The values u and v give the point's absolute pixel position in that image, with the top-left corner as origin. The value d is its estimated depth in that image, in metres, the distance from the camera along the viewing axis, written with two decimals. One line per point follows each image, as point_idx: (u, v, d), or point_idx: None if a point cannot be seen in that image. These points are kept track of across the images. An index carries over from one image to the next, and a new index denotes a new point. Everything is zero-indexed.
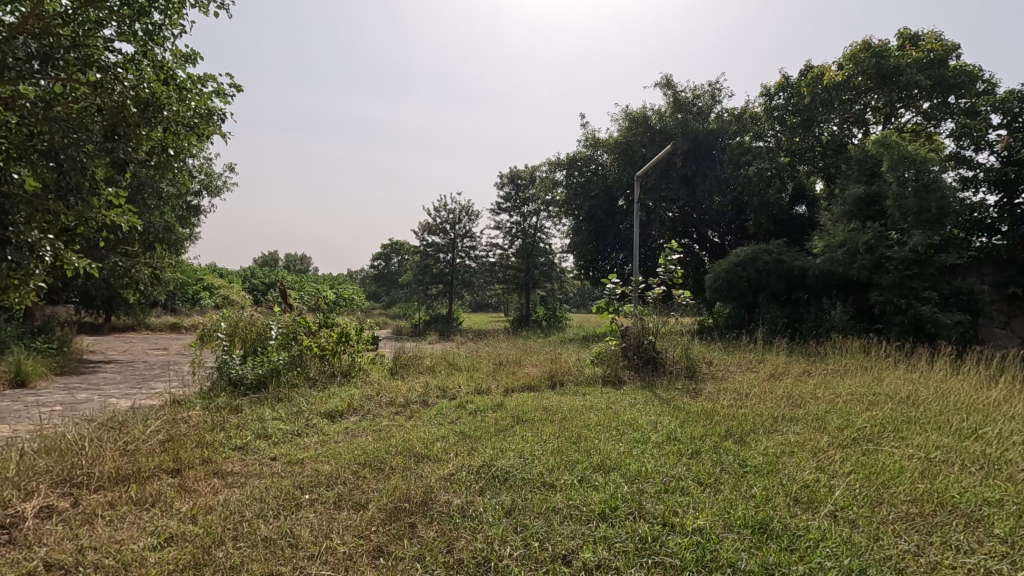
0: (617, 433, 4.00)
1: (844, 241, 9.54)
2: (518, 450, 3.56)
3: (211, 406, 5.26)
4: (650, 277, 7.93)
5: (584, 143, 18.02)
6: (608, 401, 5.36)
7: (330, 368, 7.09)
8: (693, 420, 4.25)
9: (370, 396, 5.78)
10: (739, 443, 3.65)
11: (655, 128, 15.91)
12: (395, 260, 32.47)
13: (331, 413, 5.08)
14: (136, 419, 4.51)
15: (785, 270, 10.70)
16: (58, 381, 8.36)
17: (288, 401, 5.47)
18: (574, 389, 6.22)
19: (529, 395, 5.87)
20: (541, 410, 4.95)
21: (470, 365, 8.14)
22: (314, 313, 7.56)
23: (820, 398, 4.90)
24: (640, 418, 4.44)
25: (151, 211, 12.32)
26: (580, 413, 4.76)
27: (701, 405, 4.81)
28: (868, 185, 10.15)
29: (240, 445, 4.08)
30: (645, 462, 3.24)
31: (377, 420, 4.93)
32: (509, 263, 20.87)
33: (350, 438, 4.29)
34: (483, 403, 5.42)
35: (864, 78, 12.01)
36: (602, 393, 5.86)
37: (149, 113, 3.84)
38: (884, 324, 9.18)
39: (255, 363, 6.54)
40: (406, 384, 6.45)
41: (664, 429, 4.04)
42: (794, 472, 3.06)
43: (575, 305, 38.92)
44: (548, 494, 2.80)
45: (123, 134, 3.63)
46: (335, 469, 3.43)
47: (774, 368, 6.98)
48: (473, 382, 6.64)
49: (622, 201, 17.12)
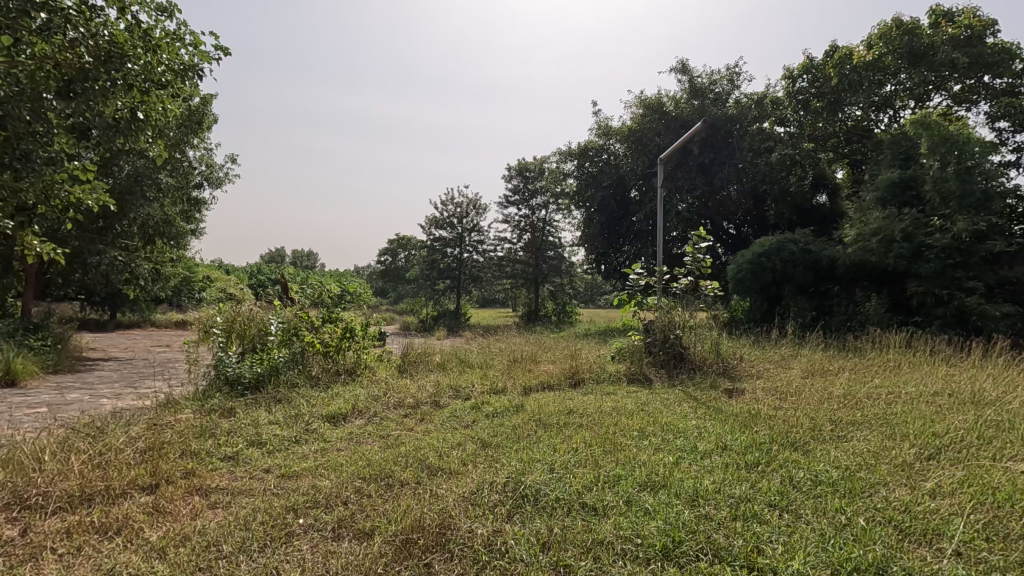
0: (658, 440, 3.49)
1: (879, 229, 8.94)
2: (547, 463, 3.06)
3: (204, 408, 4.80)
4: (675, 268, 7.39)
5: (595, 131, 17.43)
6: (639, 402, 4.87)
7: (335, 366, 6.61)
8: (742, 426, 3.75)
9: (375, 397, 5.28)
10: (804, 453, 3.14)
11: (671, 115, 15.35)
12: (402, 256, 32.04)
13: (333, 416, 4.60)
14: (115, 422, 4.04)
15: (812, 260, 10.13)
16: (51, 380, 7.93)
17: (286, 404, 4.99)
18: (599, 389, 5.71)
19: (550, 395, 5.37)
20: (565, 413, 4.45)
21: (483, 362, 7.64)
22: (318, 308, 7.10)
23: (877, 399, 4.39)
24: (680, 423, 3.93)
25: (148, 202, 11.86)
26: (611, 417, 4.25)
27: (746, 407, 4.31)
28: (903, 170, 9.55)
29: (230, 454, 3.60)
30: (703, 479, 2.74)
31: (384, 424, 4.46)
32: (518, 257, 20.36)
33: (353, 447, 3.80)
34: (500, 405, 4.92)
35: (895, 57, 11.37)
36: (632, 394, 5.35)
37: (112, 66, 3.45)
38: (924, 317, 8.59)
39: (252, 360, 6.07)
40: (415, 383, 5.99)
41: (711, 436, 3.53)
42: (884, 490, 2.55)
43: (586, 301, 38.27)
44: (593, 522, 2.30)
45: (82, 90, 3.31)
46: (336, 485, 2.94)
47: (811, 365, 6.45)
48: (487, 380, 6.14)
49: (636, 191, 16.55)
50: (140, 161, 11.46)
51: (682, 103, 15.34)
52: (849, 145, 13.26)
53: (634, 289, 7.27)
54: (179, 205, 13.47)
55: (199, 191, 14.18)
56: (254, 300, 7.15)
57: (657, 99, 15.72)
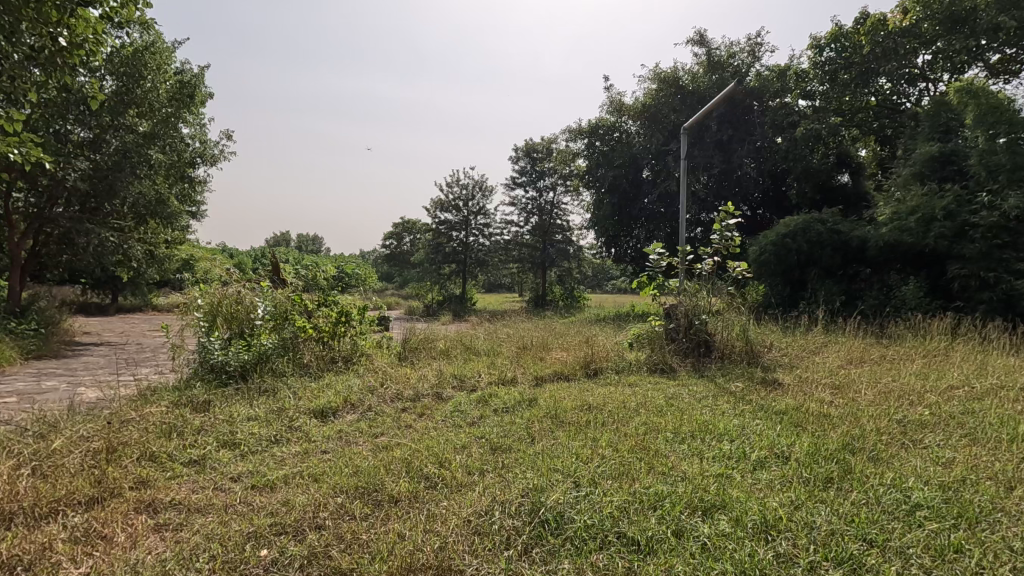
0: (700, 446, 2.95)
1: (917, 207, 8.30)
2: (569, 476, 2.54)
3: (180, 400, 4.30)
4: (699, 247, 6.78)
5: (607, 108, 16.69)
6: (667, 396, 4.32)
7: (331, 352, 6.09)
8: (796, 427, 3.21)
9: (369, 388, 4.73)
10: (881, 462, 2.60)
11: (687, 90, 14.62)
12: (407, 240, 31.46)
13: (321, 411, 4.06)
14: (69, 417, 3.53)
15: (840, 240, 9.49)
16: (33, 367, 7.47)
17: (271, 395, 4.48)
18: (619, 380, 5.17)
19: (564, 387, 4.83)
20: (584, 409, 3.91)
21: (490, 349, 7.10)
22: (312, 292, 6.60)
23: (942, 396, 3.83)
24: (720, 423, 3.38)
25: (138, 179, 11.35)
26: (638, 414, 3.70)
27: (793, 403, 3.77)
28: (943, 143, 8.88)
29: (196, 458, 3.07)
30: (770, 500, 2.19)
31: (379, 421, 3.93)
32: (524, 241, 19.79)
33: (340, 449, 3.30)
34: (509, 398, 4.37)
35: (932, 23, 10.65)
36: (657, 386, 4.81)
37: None
38: (966, 302, 7.96)
39: (237, 347, 5.56)
40: (416, 372, 5.45)
41: (761, 439, 2.99)
42: (1003, 518, 2.02)
43: (593, 286, 37.61)
44: (639, 565, 1.79)
45: None
46: (313, 501, 2.42)
47: (848, 354, 5.90)
48: (495, 370, 5.60)
49: (648, 172, 15.85)
50: (127, 135, 10.93)
51: (699, 78, 14.59)
52: (878, 120, 12.49)
53: (655, 270, 6.71)
54: (173, 184, 12.94)
55: (195, 169, 13.62)
56: (242, 281, 6.59)
57: (673, 74, 14.98)
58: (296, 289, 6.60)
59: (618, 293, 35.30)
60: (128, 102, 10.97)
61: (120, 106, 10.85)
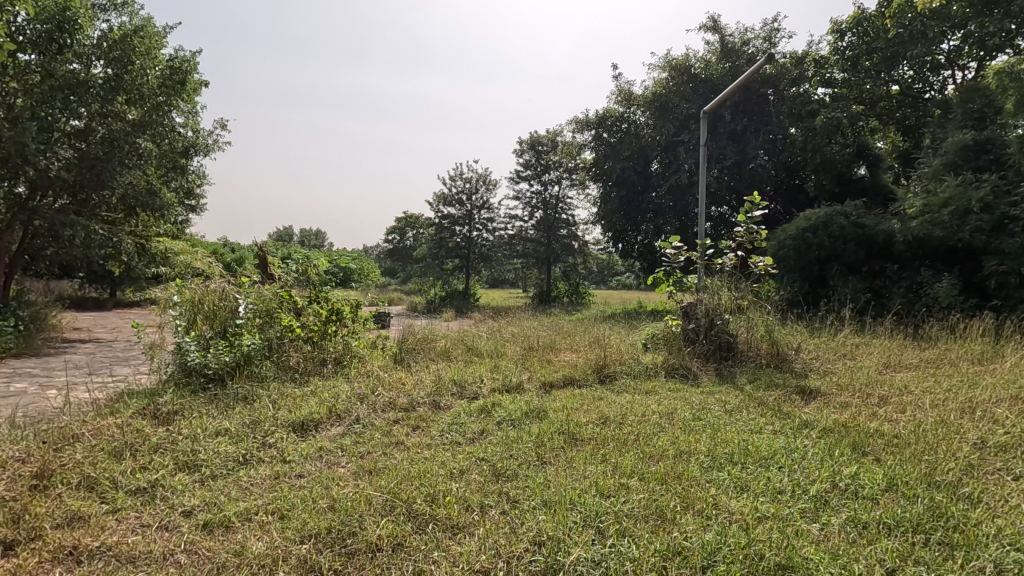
0: (746, 477, 2.48)
1: (950, 199, 7.76)
2: (593, 522, 2.08)
3: (145, 409, 3.84)
4: (721, 240, 6.26)
5: (615, 98, 16.15)
6: (692, 408, 3.83)
7: (321, 354, 5.61)
8: (854, 451, 2.73)
9: (358, 396, 4.23)
10: (971, 504, 2.13)
11: (699, 78, 14.07)
12: (410, 236, 30.92)
13: (301, 424, 3.58)
14: (5, 432, 3.05)
15: (865, 235, 8.93)
16: (7, 367, 7.02)
17: (247, 405, 4.01)
18: (635, 387, 4.68)
19: (577, 396, 4.34)
20: (601, 425, 3.43)
21: (493, 350, 6.62)
22: (303, 289, 6.15)
23: (1013, 411, 3.33)
24: (762, 444, 2.91)
25: (128, 169, 10.92)
26: (665, 432, 3.23)
27: (841, 421, 3.29)
28: (977, 131, 8.32)
29: (144, 486, 2.60)
30: (849, 564, 1.73)
31: (366, 435, 3.48)
32: (529, 236, 19.29)
33: (317, 473, 2.84)
34: (515, 408, 3.90)
35: (962, 5, 10.04)
36: (681, 396, 4.31)
37: None
38: (1004, 301, 7.41)
39: (218, 347, 5.10)
40: (413, 376, 4.96)
41: (813, 468, 2.53)
42: None
43: (597, 282, 37.04)
44: None
45: None
46: (272, 553, 1.96)
47: (886, 358, 5.38)
48: (499, 374, 5.10)
49: (657, 164, 15.31)
50: (115, 123, 10.46)
51: (711, 66, 14.03)
52: (901, 109, 12.37)
53: (672, 265, 6.21)
54: (163, 175, 12.49)
55: (189, 160, 13.17)
56: (225, 276, 6.09)
57: (687, 61, 14.41)
58: (285, 285, 6.12)
59: (624, 290, 34.75)
60: (116, 88, 10.50)
61: (108, 93, 10.41)
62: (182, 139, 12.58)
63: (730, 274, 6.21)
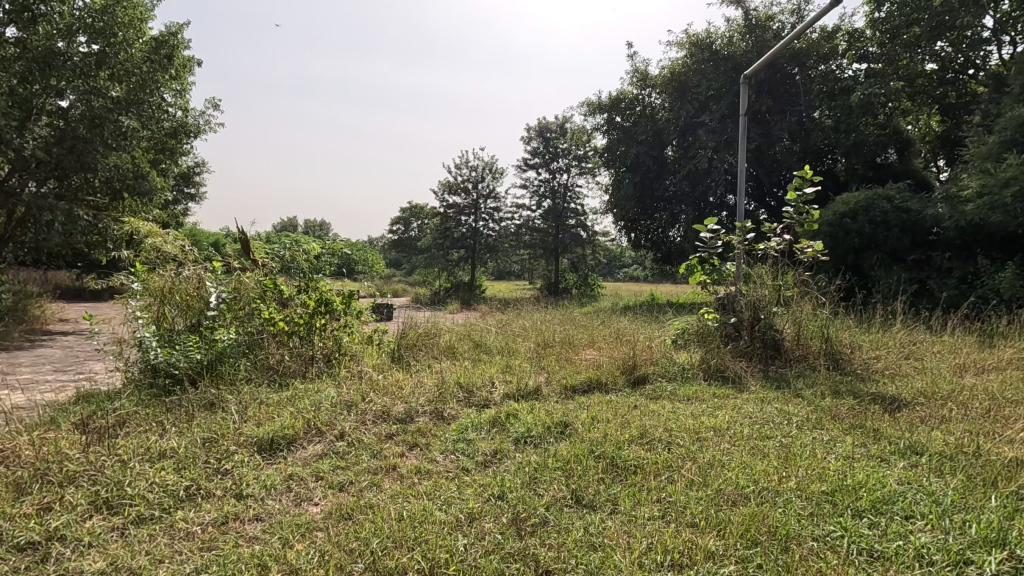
0: (870, 536, 1.80)
1: (1013, 179, 6.95)
2: None
3: (84, 422, 3.15)
4: (764, 223, 5.50)
5: (630, 78, 15.32)
6: (755, 425, 3.10)
7: (308, 350, 4.91)
8: (1003, 495, 2.03)
9: (344, 404, 3.50)
10: None
11: (721, 54, 13.19)
12: (415, 227, 30.11)
13: (269, 442, 2.88)
14: None
15: (911, 220, 8.13)
16: None
17: (209, 416, 3.31)
18: (674, 393, 3.97)
19: (607, 405, 3.61)
20: (645, 447, 2.74)
21: (504, 346, 5.92)
22: (291, 277, 5.42)
23: None
24: (868, 478, 2.21)
25: (114, 151, 10.22)
26: (732, 459, 2.52)
27: (954, 444, 2.59)
28: None
29: (35, 541, 1.90)
30: None
31: (350, 457, 2.79)
32: (536, 226, 18.47)
33: (280, 517, 2.15)
34: (533, 421, 3.18)
35: None
36: (730, 406, 3.59)
37: None
38: None
39: (187, 344, 4.44)
40: (414, 377, 4.27)
41: (963, 524, 1.83)
42: None
43: (606, 273, 36.15)
44: None
45: None
46: None
47: (962, 359, 4.63)
48: (512, 377, 4.37)
49: (674, 149, 14.48)
50: (96, 100, 9.74)
51: (734, 41, 13.16)
52: (941, 87, 11.54)
53: (708, 251, 5.45)
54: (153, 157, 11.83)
55: (180, 142, 12.46)
56: (201, 261, 5.35)
57: (708, 38, 13.58)
58: (268, 272, 5.38)
59: (633, 281, 33.97)
60: (99, 63, 9.85)
61: (89, 67, 9.73)
62: (172, 119, 11.88)
63: (774, 261, 5.45)
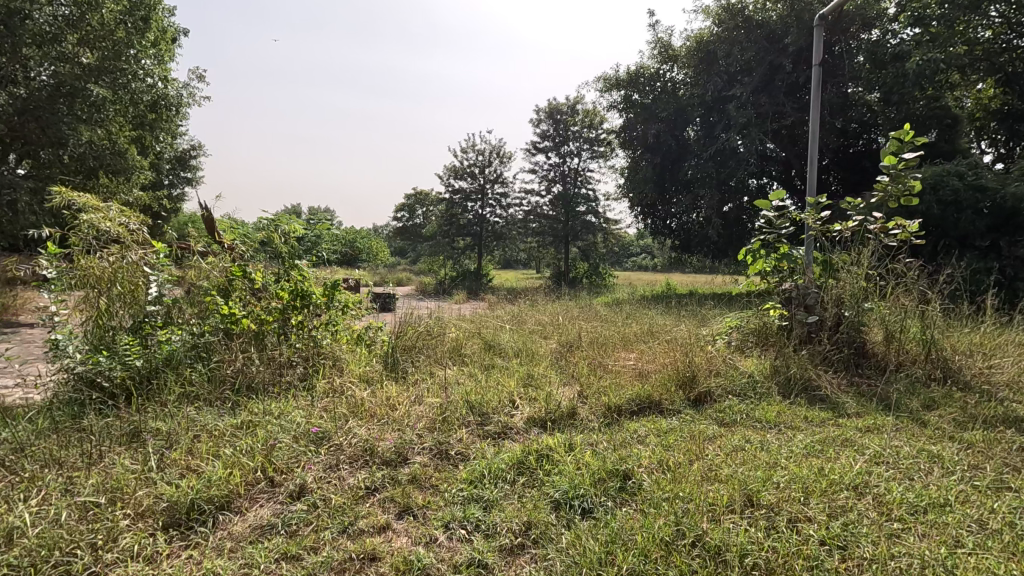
0: None
1: None
2: None
3: None
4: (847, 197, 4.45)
5: (651, 51, 14.17)
6: (903, 482, 2.10)
7: (281, 353, 3.95)
8: None
9: (314, 439, 2.54)
10: None
11: (753, 21, 12.03)
12: (419, 214, 29.06)
13: (188, 508, 1.92)
14: None
15: (988, 200, 7.04)
16: None
17: (127, 455, 2.38)
18: (755, 420, 2.98)
19: (672, 439, 2.63)
20: (759, 527, 1.77)
21: (519, 346, 4.94)
22: (267, 263, 4.27)
23: None
24: None
25: (86, 125, 9.21)
26: (921, 563, 1.55)
27: None
28: None
29: None
30: None
31: (306, 535, 1.84)
32: (545, 212, 17.40)
33: None
34: (578, 471, 2.22)
35: None
36: (839, 440, 2.62)
37: None
38: None
39: (123, 348, 3.48)
40: (412, 393, 3.28)
41: None
42: None
43: (615, 263, 35.05)
44: None
45: None
46: None
47: None
48: (537, 391, 3.41)
49: (695, 129, 13.35)
50: (63, 67, 8.76)
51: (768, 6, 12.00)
52: (1002, 54, 10.35)
53: (775, 232, 4.42)
54: (134, 134, 10.88)
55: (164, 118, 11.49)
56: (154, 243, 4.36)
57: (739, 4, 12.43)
58: (237, 258, 4.19)
59: (643, 270, 32.96)
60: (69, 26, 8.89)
61: (56, 30, 8.76)
62: (154, 92, 10.90)
63: (858, 244, 4.42)
